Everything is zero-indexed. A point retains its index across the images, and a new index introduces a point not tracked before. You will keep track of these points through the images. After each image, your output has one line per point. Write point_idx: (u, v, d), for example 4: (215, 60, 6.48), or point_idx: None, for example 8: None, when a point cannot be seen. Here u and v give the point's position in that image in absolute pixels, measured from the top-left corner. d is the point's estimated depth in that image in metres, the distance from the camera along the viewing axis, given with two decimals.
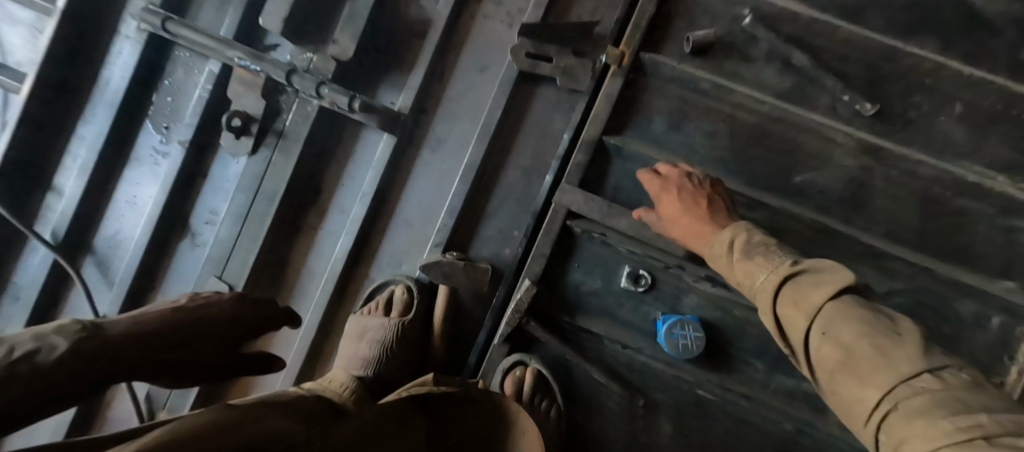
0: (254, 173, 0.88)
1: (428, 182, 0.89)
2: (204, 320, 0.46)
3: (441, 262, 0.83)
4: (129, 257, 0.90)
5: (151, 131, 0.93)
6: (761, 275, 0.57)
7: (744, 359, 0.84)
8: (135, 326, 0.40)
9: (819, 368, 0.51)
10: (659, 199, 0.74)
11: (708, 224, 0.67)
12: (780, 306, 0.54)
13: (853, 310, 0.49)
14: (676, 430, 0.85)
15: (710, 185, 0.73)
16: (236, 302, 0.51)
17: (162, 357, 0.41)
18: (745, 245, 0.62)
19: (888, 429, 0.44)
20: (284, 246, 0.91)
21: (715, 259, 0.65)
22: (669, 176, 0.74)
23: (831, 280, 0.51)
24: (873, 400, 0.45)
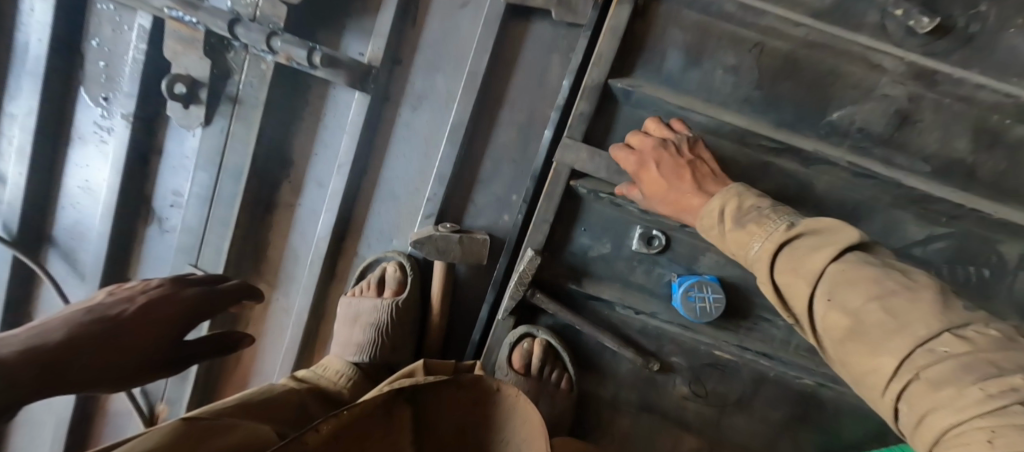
0: (213, 147, 0.77)
1: (412, 145, 0.79)
2: (115, 318, 0.49)
3: (435, 236, 0.75)
4: (94, 248, 0.84)
5: (88, 104, 0.80)
6: (755, 243, 0.46)
7: (763, 316, 0.78)
8: (29, 339, 0.43)
9: (826, 339, 0.41)
10: (639, 177, 0.62)
11: (695, 197, 0.58)
12: (777, 272, 0.44)
13: (861, 269, 0.39)
14: (690, 390, 0.82)
15: (688, 148, 0.62)
16: (158, 291, 0.54)
17: (79, 360, 0.45)
18: (737, 212, 0.51)
19: (910, 402, 0.34)
20: (261, 225, 0.84)
21: (706, 233, 0.55)
22: (642, 148, 0.62)
23: (833, 240, 0.41)
24: (888, 371, 0.35)
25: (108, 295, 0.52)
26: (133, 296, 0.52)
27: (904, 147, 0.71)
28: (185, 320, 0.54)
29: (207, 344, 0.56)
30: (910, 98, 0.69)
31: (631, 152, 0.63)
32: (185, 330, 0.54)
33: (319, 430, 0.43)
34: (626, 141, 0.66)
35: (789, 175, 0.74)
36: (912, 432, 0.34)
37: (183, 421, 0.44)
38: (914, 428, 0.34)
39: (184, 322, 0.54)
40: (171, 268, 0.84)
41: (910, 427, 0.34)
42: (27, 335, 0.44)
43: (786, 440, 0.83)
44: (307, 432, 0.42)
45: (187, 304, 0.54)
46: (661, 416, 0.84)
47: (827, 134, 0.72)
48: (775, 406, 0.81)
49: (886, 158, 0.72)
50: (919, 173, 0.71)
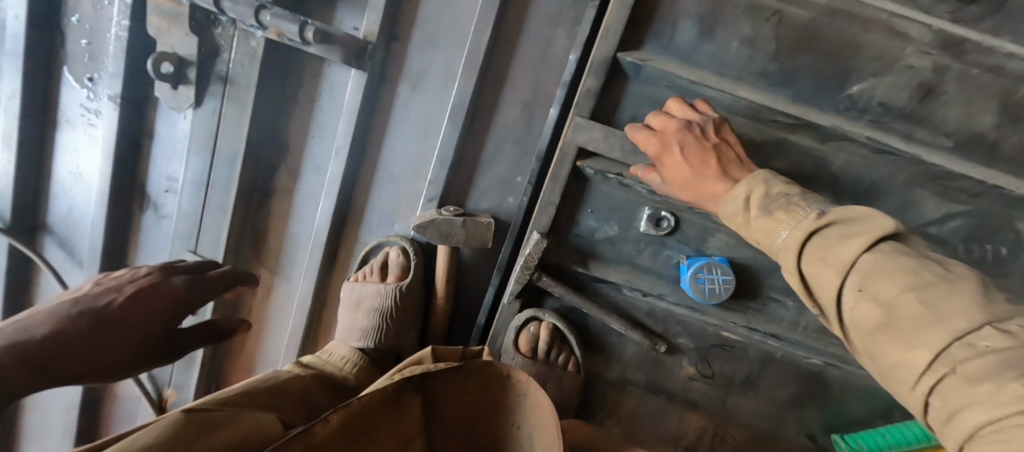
0: (205, 130, 0.75)
1: (411, 125, 0.76)
2: (102, 309, 0.47)
3: (438, 220, 0.73)
4: (91, 235, 0.83)
5: (73, 85, 0.76)
6: (782, 231, 0.44)
7: (773, 297, 0.76)
8: (13, 336, 0.42)
9: (853, 331, 0.39)
10: (661, 160, 0.60)
11: (719, 184, 0.55)
12: (805, 261, 0.42)
13: (895, 259, 0.37)
14: (697, 370, 0.82)
15: (714, 131, 0.60)
16: (147, 280, 0.52)
17: (65, 355, 0.44)
18: (762, 198, 0.49)
19: (943, 397, 0.32)
20: (259, 210, 0.82)
21: (729, 220, 0.52)
22: (664, 130, 0.60)
23: (866, 229, 0.39)
24: (921, 365, 0.33)
25: (96, 285, 0.50)
26: (120, 285, 0.50)
27: (927, 122, 0.66)
28: (175, 309, 0.52)
29: (202, 332, 0.54)
30: (934, 71, 0.63)
31: (652, 134, 0.60)
32: (177, 318, 0.52)
33: (329, 421, 0.40)
34: (647, 122, 0.63)
35: (805, 152, 0.70)
36: (942, 428, 0.33)
37: (183, 413, 0.40)
38: (944, 424, 0.33)
39: (175, 311, 0.52)
40: (170, 254, 0.84)
41: (941, 422, 0.33)
42: (11, 330, 0.43)
43: (792, 418, 0.83)
44: (318, 423, 0.39)
45: (176, 293, 0.53)
46: (667, 395, 0.85)
47: (847, 109, 0.67)
48: (782, 386, 0.81)
49: (906, 133, 0.67)
50: (940, 148, 0.67)
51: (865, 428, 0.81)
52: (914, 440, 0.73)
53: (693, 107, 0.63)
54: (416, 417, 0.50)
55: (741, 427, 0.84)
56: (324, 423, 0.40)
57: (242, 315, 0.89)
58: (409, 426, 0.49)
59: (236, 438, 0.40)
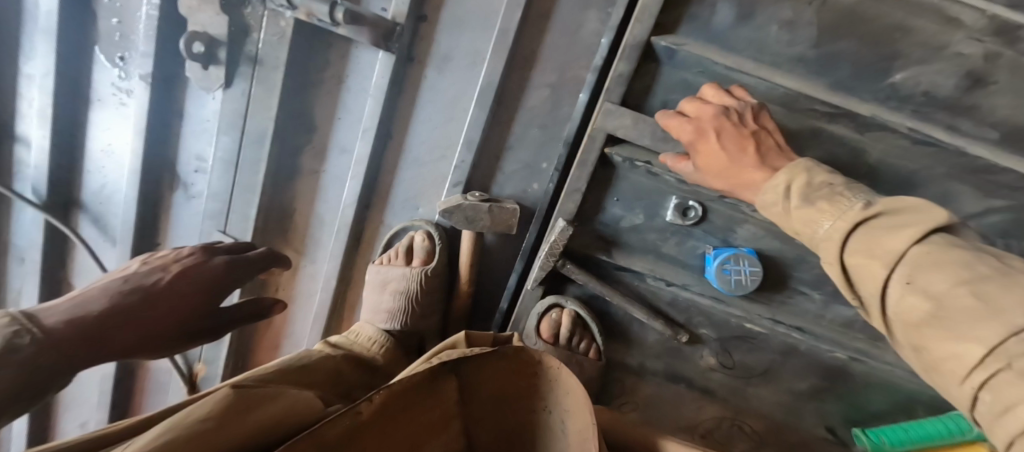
0: (234, 110, 0.75)
1: (438, 108, 0.76)
2: (151, 286, 0.49)
3: (463, 205, 0.73)
4: (123, 213, 0.84)
5: (105, 63, 0.77)
6: (824, 222, 0.44)
7: (800, 290, 0.75)
8: (71, 309, 0.43)
9: (897, 323, 0.39)
10: (695, 147, 0.59)
11: (757, 173, 0.54)
12: (848, 252, 0.42)
13: (948, 252, 0.36)
14: (718, 361, 0.82)
15: (752, 117, 0.58)
16: (190, 260, 0.54)
17: (121, 329, 0.45)
18: (803, 188, 0.49)
19: (995, 392, 0.31)
20: (285, 191, 0.83)
21: (768, 210, 0.52)
22: (700, 116, 0.59)
23: (919, 220, 0.39)
24: (973, 358, 0.33)
25: (143, 265, 0.52)
26: (166, 265, 0.52)
27: (973, 113, 0.64)
28: (217, 288, 0.54)
29: (244, 312, 0.55)
30: (984, 58, 0.60)
31: (687, 121, 0.59)
32: (218, 297, 0.54)
33: (372, 401, 0.42)
34: (681, 109, 0.62)
35: (840, 142, 0.68)
36: (990, 422, 0.32)
37: (231, 387, 0.41)
38: (994, 418, 0.32)
39: (217, 290, 0.54)
40: (199, 234, 0.85)
41: (991, 417, 0.32)
42: (67, 305, 0.43)
43: (811, 409, 0.83)
44: (363, 402, 0.41)
45: (218, 274, 0.54)
46: (686, 384, 0.85)
47: (888, 98, 0.65)
48: (804, 378, 0.81)
49: (949, 124, 0.65)
50: (983, 140, 0.64)
51: (886, 422, 0.80)
52: (938, 435, 0.72)
53: (729, 93, 0.62)
54: (453, 400, 0.51)
55: (760, 417, 0.84)
56: (368, 402, 0.42)
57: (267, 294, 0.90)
58: (446, 404, 0.50)
59: (287, 410, 0.42)
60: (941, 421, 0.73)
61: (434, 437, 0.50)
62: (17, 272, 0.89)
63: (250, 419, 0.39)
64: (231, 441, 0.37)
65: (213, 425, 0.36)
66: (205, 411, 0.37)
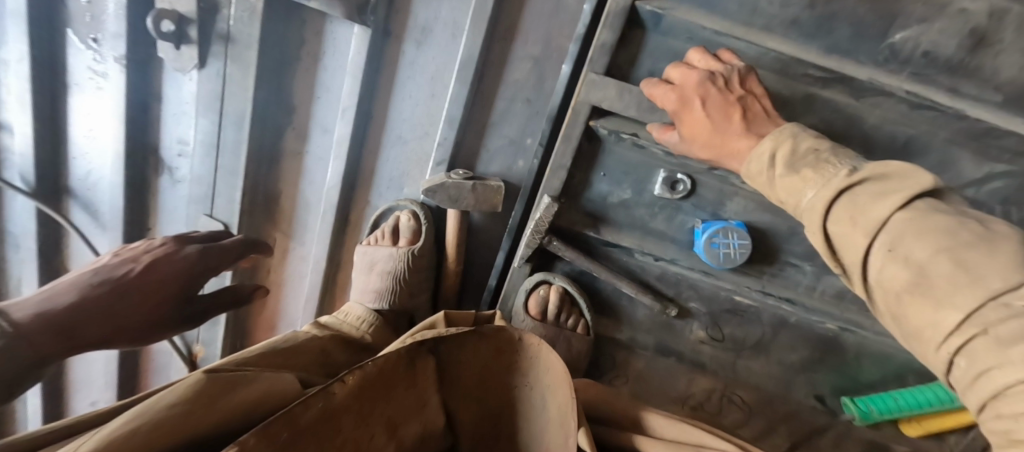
0: (211, 91, 0.74)
1: (417, 83, 0.73)
2: (120, 279, 0.49)
3: (447, 184, 0.72)
4: (112, 199, 0.85)
5: (77, 45, 0.75)
6: (808, 191, 0.43)
7: (790, 262, 0.74)
8: (40, 304, 0.44)
9: (878, 292, 0.38)
10: (679, 116, 0.56)
11: (742, 140, 0.52)
12: (831, 221, 0.41)
13: (930, 218, 0.35)
14: (708, 335, 0.82)
15: (739, 81, 0.56)
16: (162, 250, 0.53)
17: (91, 323, 0.46)
18: (790, 156, 0.47)
19: (970, 357, 0.31)
20: (270, 173, 0.82)
21: (753, 180, 0.51)
22: (683, 84, 0.56)
23: (904, 187, 0.37)
24: (950, 326, 0.32)
25: (114, 256, 0.52)
26: (137, 256, 0.52)
27: (976, 74, 0.60)
28: (190, 278, 0.53)
29: (219, 299, 0.56)
30: (990, 15, 0.56)
31: (670, 89, 0.56)
32: (193, 286, 0.54)
33: (345, 382, 0.42)
34: (666, 76, 0.59)
35: (835, 109, 0.65)
36: (965, 387, 0.32)
37: (204, 372, 0.41)
38: (969, 383, 0.32)
39: (190, 280, 0.53)
40: (187, 218, 0.86)
41: (965, 381, 0.32)
42: (35, 299, 0.44)
43: (801, 381, 0.83)
44: (336, 383, 0.41)
45: (191, 263, 0.54)
46: (676, 358, 0.86)
47: (886, 61, 0.61)
48: (793, 349, 0.81)
49: (951, 88, 0.61)
50: (986, 104, 0.61)
51: (877, 391, 0.80)
52: (926, 403, 0.74)
53: (716, 58, 0.59)
54: (431, 378, 0.51)
55: (749, 387, 0.85)
56: (341, 383, 0.42)
57: (259, 276, 0.91)
58: (427, 384, 0.50)
59: (263, 395, 0.42)
60: (928, 389, 0.74)
61: (413, 417, 0.50)
62: (15, 259, 0.91)
63: (223, 404, 0.39)
64: (201, 424, 0.38)
65: (181, 411, 0.36)
66: (176, 397, 0.37)
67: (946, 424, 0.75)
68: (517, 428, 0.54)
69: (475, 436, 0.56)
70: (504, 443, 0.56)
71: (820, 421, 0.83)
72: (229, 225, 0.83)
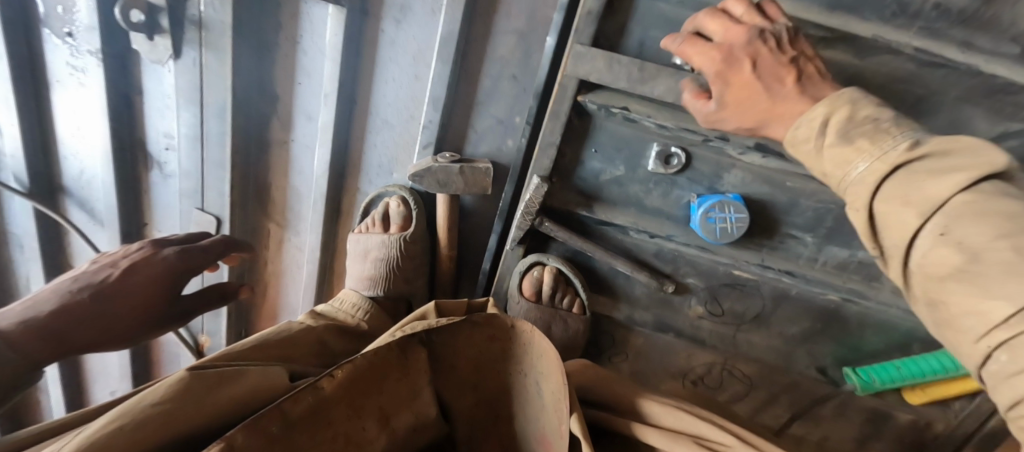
0: (190, 82, 0.72)
1: (400, 63, 0.71)
2: (99, 284, 0.50)
3: (434, 168, 0.70)
4: (105, 197, 0.85)
5: (53, 41, 0.73)
6: (859, 163, 0.36)
7: (791, 234, 0.71)
8: (25, 313, 0.47)
9: (917, 277, 0.35)
10: (724, 79, 0.45)
11: (791, 103, 0.43)
12: (880, 198, 0.35)
13: (998, 202, 0.31)
14: (706, 310, 0.81)
15: (788, 41, 0.45)
16: (139, 254, 0.53)
17: (74, 329, 0.48)
18: (846, 125, 0.38)
19: (1011, 352, 0.29)
20: (259, 162, 0.82)
21: (796, 150, 0.42)
22: (730, 40, 0.45)
23: (970, 164, 0.32)
24: (997, 318, 0.29)
25: (93, 263, 0.53)
26: (114, 262, 0.53)
27: (993, 25, 0.54)
28: (171, 280, 0.54)
29: (207, 297, 0.58)
30: None
31: (714, 46, 0.45)
32: (177, 288, 0.55)
33: (333, 377, 0.42)
34: (700, 29, 0.48)
35: (839, 71, 0.59)
36: (999, 380, 0.31)
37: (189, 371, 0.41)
38: (1006, 376, 0.30)
39: (171, 281, 0.54)
40: (180, 213, 0.86)
41: (1003, 375, 0.30)
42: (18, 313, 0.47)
43: (804, 353, 0.81)
44: (324, 378, 0.42)
45: (170, 264, 0.54)
46: (675, 334, 0.85)
47: (894, 16, 0.55)
48: (795, 322, 0.79)
49: (964, 41, 0.55)
50: (1001, 58, 0.55)
51: (880, 360, 0.79)
52: (930, 372, 0.73)
53: (759, 10, 0.48)
54: (424, 367, 0.50)
55: (750, 361, 0.84)
56: (330, 378, 0.42)
57: (258, 266, 0.93)
58: (419, 375, 0.50)
59: (246, 395, 0.42)
60: (933, 358, 0.73)
61: (405, 409, 0.50)
62: (21, 258, 0.93)
63: (213, 401, 0.39)
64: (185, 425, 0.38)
65: (158, 418, 0.36)
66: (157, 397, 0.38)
67: (952, 391, 0.74)
68: (513, 413, 0.54)
69: (471, 426, 0.56)
70: (501, 428, 0.56)
71: (822, 391, 0.83)
72: (222, 217, 0.83)
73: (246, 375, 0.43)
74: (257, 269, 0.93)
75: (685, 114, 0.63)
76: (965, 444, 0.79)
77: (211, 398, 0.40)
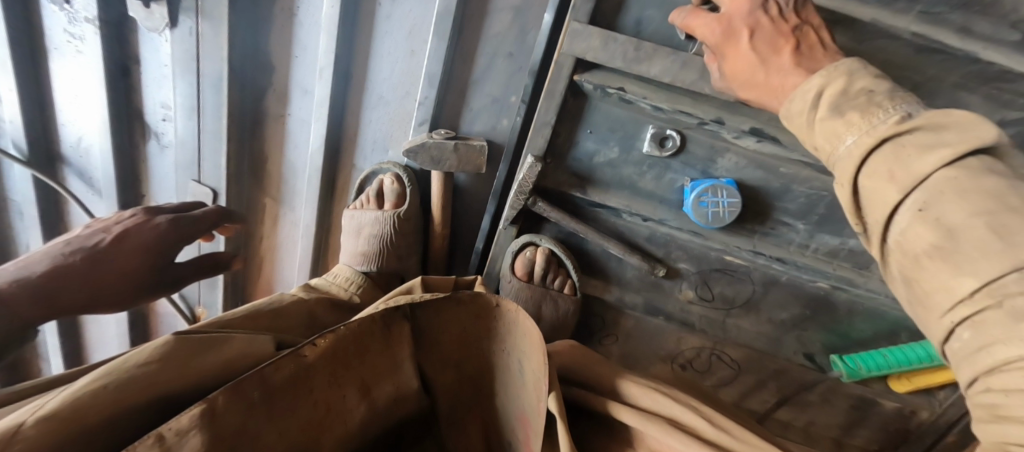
0: (186, 52, 0.72)
1: (395, 38, 0.70)
2: (92, 248, 0.51)
3: (428, 144, 0.71)
4: (103, 166, 0.86)
5: (51, 8, 0.73)
6: (848, 137, 0.36)
7: (783, 220, 0.71)
8: (17, 273, 0.47)
9: (893, 253, 0.34)
10: (722, 51, 0.46)
11: (789, 75, 0.42)
12: (864, 173, 0.35)
13: (982, 179, 0.30)
14: (696, 294, 0.82)
15: (794, 12, 0.45)
16: (132, 221, 0.54)
17: (66, 291, 0.49)
18: (839, 97, 0.38)
19: (975, 328, 0.29)
20: (254, 137, 0.82)
21: (790, 123, 0.42)
22: (733, 12, 0.45)
23: (957, 140, 0.31)
24: (963, 292, 0.29)
25: (86, 228, 0.54)
26: (107, 227, 0.53)
27: (994, 11, 0.52)
28: (163, 247, 0.55)
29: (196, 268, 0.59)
30: None
31: (714, 18, 0.45)
32: (168, 256, 0.56)
33: (316, 346, 0.42)
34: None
35: None
36: (961, 358, 0.30)
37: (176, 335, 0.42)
38: (967, 353, 0.30)
39: (164, 248, 0.55)
40: (176, 185, 0.87)
41: (965, 353, 0.30)
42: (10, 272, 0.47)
43: (792, 339, 0.82)
44: (305, 346, 0.42)
45: (163, 232, 0.55)
46: (664, 318, 0.85)
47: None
48: (783, 307, 0.80)
49: (962, 27, 0.54)
50: (999, 45, 0.54)
51: (867, 348, 0.79)
52: (915, 360, 0.74)
53: None
54: (408, 341, 0.51)
55: (738, 346, 0.85)
56: (313, 346, 0.42)
57: (254, 240, 0.94)
58: (403, 348, 0.51)
59: (229, 360, 0.42)
60: (920, 346, 0.74)
61: (388, 380, 0.51)
62: (23, 225, 0.95)
63: (196, 364, 0.41)
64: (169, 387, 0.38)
65: (140, 381, 0.37)
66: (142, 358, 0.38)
67: (934, 380, 0.75)
68: (496, 389, 0.55)
69: (454, 396, 0.57)
70: (482, 403, 0.57)
71: (808, 376, 0.83)
72: (218, 190, 0.84)
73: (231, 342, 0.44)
74: (253, 244, 0.95)
75: (682, 97, 0.63)
76: (947, 433, 0.79)
77: (196, 362, 0.41)
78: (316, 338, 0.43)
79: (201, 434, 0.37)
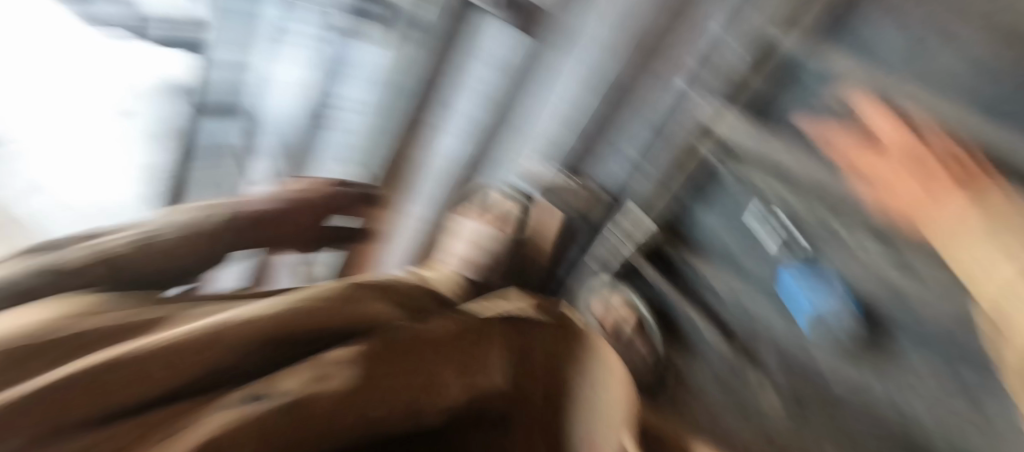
0: (393, 65, 0.98)
1: (551, 87, 0.84)
2: (293, 199, 0.52)
3: (557, 180, 0.82)
4: (300, 130, 1.18)
5: (306, 12, 1.02)
6: (997, 263, 0.34)
7: (916, 369, 0.55)
8: (240, 205, 0.44)
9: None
10: (872, 169, 0.49)
11: (942, 197, 0.41)
12: (1001, 296, 0.33)
13: None
14: (784, 406, 0.68)
15: (975, 150, 0.42)
16: (320, 187, 0.59)
17: (273, 229, 0.49)
18: (985, 221, 0.36)
19: None
20: (411, 135, 1.04)
21: (931, 238, 0.42)
22: (881, 129, 0.48)
23: None
24: None
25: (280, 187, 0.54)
26: (298, 188, 0.55)
27: None
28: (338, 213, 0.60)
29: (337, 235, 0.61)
30: None
31: (869, 143, 0.50)
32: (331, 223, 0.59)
33: (446, 325, 0.40)
34: (858, 108, 0.51)
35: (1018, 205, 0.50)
36: None
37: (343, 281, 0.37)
38: None
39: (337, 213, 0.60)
40: (343, 155, 1.15)
41: None
42: (249, 203, 0.45)
43: None
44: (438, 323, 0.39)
45: (339, 201, 0.60)
46: (745, 419, 0.70)
47: None
48: None
49: None
50: None
51: None
52: None
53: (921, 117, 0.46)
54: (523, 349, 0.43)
55: None
56: (438, 324, 0.40)
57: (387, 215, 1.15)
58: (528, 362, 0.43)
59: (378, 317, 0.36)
60: None
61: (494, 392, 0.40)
62: (233, 155, 1.31)
63: (355, 310, 0.35)
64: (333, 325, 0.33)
65: (306, 314, 0.31)
66: (306, 293, 0.33)
67: None
68: None
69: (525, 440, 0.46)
70: None
71: None
72: (371, 167, 1.08)
73: (381, 301, 0.38)
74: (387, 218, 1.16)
75: (811, 194, 0.61)
76: None
77: (348, 314, 0.34)
78: (438, 313, 0.46)
79: (352, 371, 0.31)
